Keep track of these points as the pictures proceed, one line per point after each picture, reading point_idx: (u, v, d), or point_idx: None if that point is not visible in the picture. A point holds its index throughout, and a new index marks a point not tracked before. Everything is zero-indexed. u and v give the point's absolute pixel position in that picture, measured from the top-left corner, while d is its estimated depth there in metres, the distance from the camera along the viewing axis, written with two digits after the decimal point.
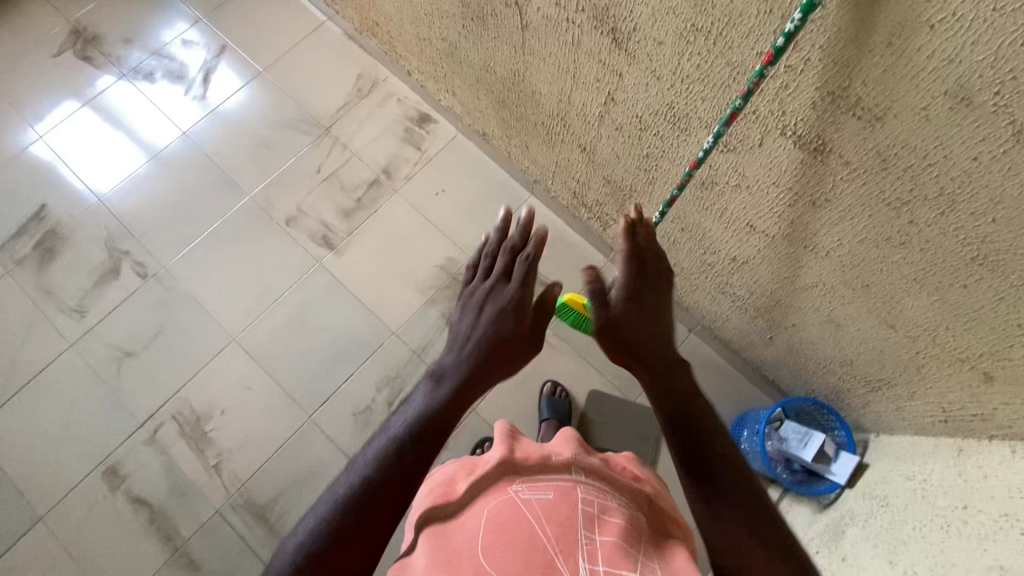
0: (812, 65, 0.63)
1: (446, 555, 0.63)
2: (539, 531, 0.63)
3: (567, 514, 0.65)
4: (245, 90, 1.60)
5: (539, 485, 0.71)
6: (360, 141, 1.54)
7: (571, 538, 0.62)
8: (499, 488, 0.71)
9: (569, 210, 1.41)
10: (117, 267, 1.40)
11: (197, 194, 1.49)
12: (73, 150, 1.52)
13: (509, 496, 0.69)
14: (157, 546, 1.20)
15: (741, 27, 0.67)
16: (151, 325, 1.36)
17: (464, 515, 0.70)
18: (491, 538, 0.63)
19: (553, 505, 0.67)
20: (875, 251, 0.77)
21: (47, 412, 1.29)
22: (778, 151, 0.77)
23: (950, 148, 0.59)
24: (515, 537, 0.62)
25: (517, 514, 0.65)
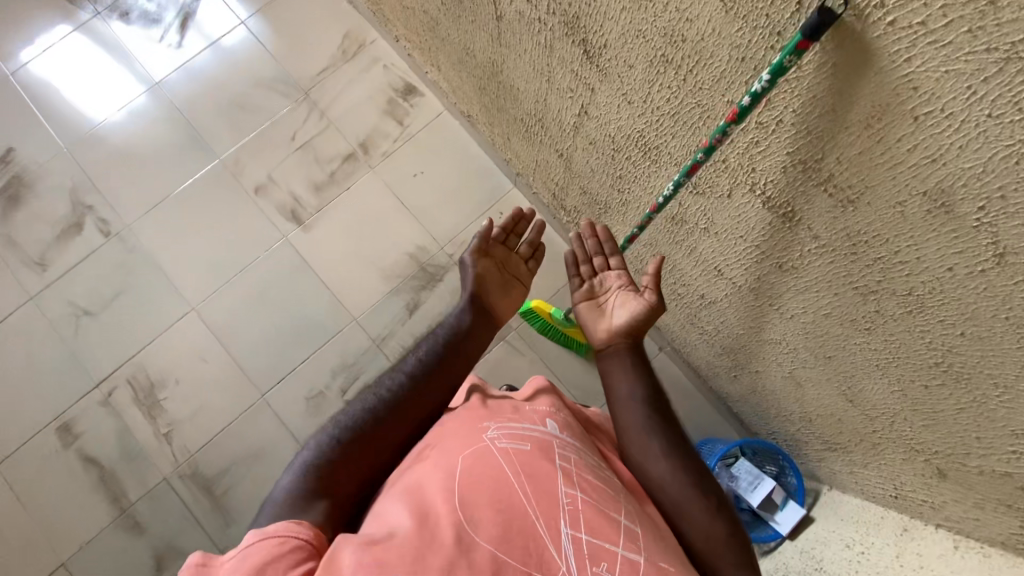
0: (784, 127, 0.55)
1: (415, 506, 0.57)
2: (519, 491, 0.59)
3: (547, 472, 0.62)
4: (223, 41, 1.49)
5: (516, 433, 0.65)
6: (339, 109, 1.45)
7: (551, 499, 0.59)
8: (471, 431, 0.65)
9: (549, 209, 1.33)
10: (81, 222, 1.38)
11: (167, 152, 1.42)
12: (40, 91, 1.45)
13: (485, 445, 0.63)
14: (104, 505, 1.24)
15: (711, 68, 0.57)
16: (112, 285, 1.35)
17: (431, 458, 0.63)
18: (469, 493, 0.58)
19: (533, 461, 0.62)
20: (838, 329, 0.70)
21: (5, 364, 1.30)
22: (747, 207, 0.68)
23: (925, 251, 0.51)
24: (495, 496, 0.58)
25: (495, 469, 0.61)
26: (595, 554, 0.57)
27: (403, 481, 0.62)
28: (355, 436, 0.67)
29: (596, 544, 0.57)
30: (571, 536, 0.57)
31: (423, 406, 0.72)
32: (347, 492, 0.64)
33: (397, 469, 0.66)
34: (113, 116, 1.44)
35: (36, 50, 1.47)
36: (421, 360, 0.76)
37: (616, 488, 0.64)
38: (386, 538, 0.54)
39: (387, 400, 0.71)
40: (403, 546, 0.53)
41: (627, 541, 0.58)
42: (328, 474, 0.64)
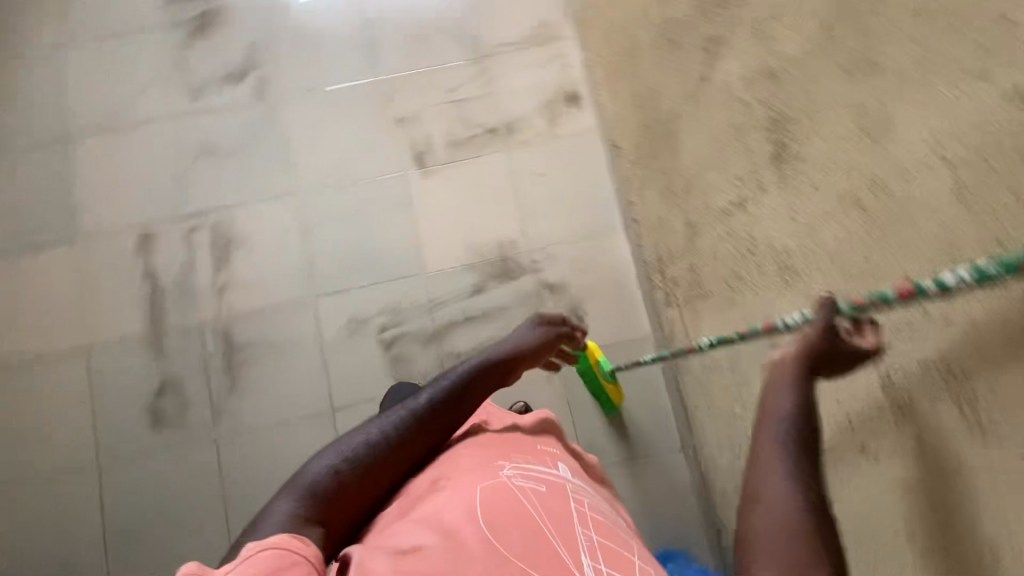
0: (944, 323, 0.65)
1: (440, 525, 0.66)
2: (539, 522, 0.67)
3: (562, 512, 0.69)
4: None
5: (531, 474, 0.74)
6: (505, 85, 1.49)
7: (567, 531, 0.67)
8: (490, 466, 0.74)
9: (646, 267, 1.31)
10: (244, 73, 1.48)
11: (343, 48, 1.50)
12: None
13: (504, 479, 0.72)
14: (145, 318, 1.35)
15: (905, 233, 0.64)
16: (242, 139, 1.45)
17: (449, 485, 0.71)
18: (489, 513, 0.67)
19: (548, 501, 0.71)
20: (921, 540, 0.69)
21: (130, 162, 1.43)
22: (874, 375, 0.74)
23: (982, 489, 0.62)
24: (515, 517, 0.67)
25: (516, 501, 0.69)
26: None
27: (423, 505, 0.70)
28: (350, 470, 0.73)
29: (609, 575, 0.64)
30: (592, 565, 0.63)
31: (422, 445, 0.79)
32: (342, 520, 0.72)
33: (394, 505, 0.73)
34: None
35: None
36: (429, 400, 0.81)
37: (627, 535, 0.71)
38: (412, 556, 0.63)
39: (391, 437, 0.77)
40: (431, 566, 0.61)
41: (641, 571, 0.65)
42: (327, 502, 0.70)
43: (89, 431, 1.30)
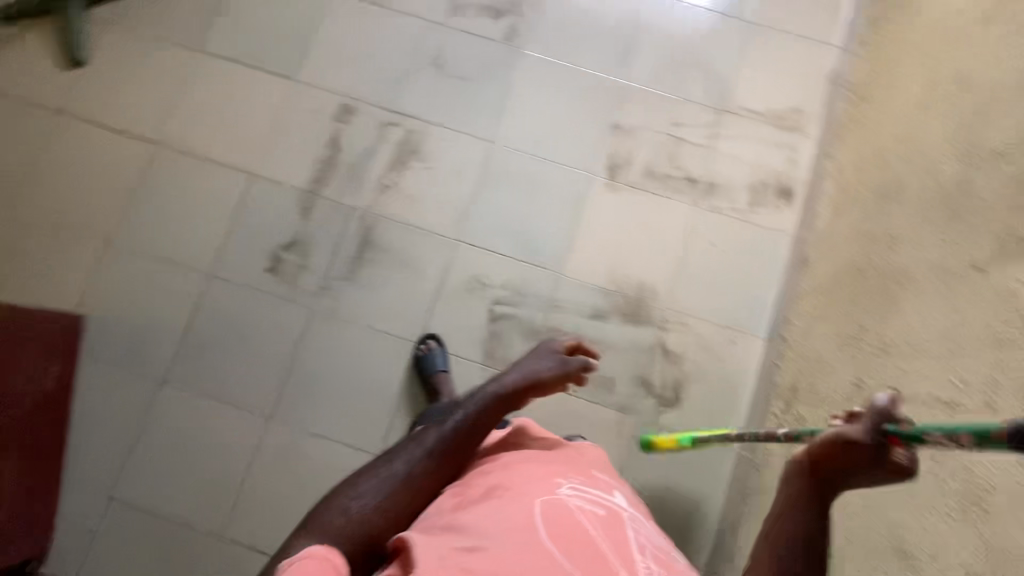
0: None
1: (498, 523, 0.73)
2: (593, 536, 0.72)
3: (613, 531, 0.74)
4: (718, 18, 1.53)
5: (588, 495, 0.80)
6: (728, 148, 1.44)
7: (626, 556, 0.71)
8: (549, 483, 0.80)
9: (769, 388, 1.26)
10: (504, 13, 1.50)
11: (600, 38, 1.50)
12: None
13: (562, 495, 0.78)
14: (310, 176, 1.41)
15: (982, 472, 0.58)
16: (470, 71, 1.48)
17: (505, 491, 0.79)
18: (550, 529, 0.72)
19: (604, 520, 0.76)
20: None
21: (370, 38, 1.49)
22: None
23: None
24: (575, 536, 0.71)
25: (571, 516, 0.74)
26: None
27: (484, 502, 0.78)
28: (383, 485, 0.85)
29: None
30: None
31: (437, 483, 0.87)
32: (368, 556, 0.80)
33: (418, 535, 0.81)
34: None
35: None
36: (436, 443, 0.89)
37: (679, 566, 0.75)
38: (469, 545, 0.71)
39: (402, 479, 0.86)
40: (489, 558, 0.68)
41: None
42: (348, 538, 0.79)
43: (215, 246, 1.38)
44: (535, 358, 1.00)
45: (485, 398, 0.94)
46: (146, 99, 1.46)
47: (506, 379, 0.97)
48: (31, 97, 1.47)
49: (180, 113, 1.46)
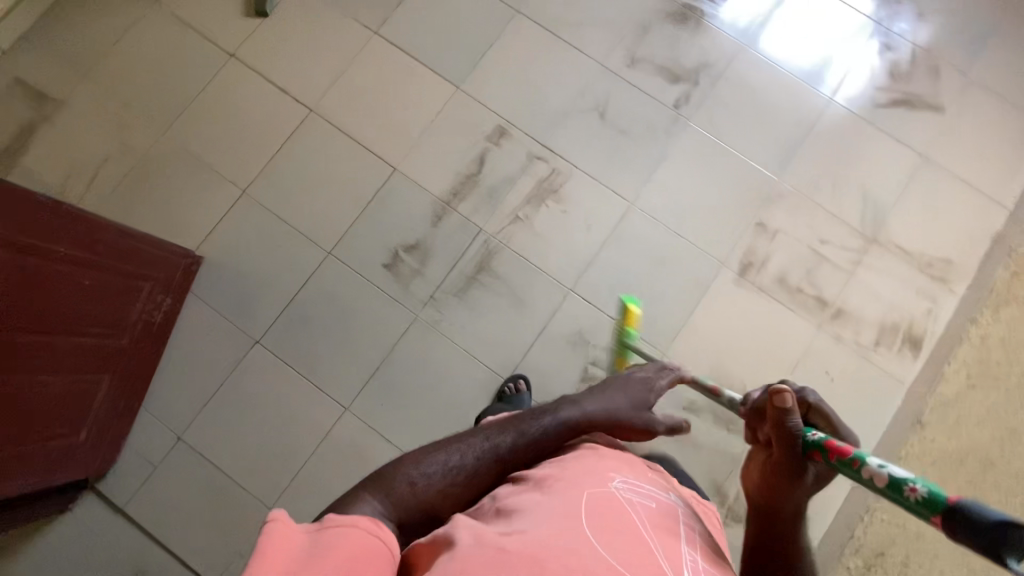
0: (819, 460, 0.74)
1: (548, 512, 0.61)
2: (646, 531, 0.62)
3: (669, 533, 0.64)
4: (896, 145, 1.45)
5: (640, 490, 0.70)
6: (869, 280, 1.38)
7: (678, 553, 0.61)
8: (600, 476, 0.69)
9: (846, 541, 1.22)
10: (679, 80, 1.47)
11: (766, 132, 1.47)
12: None
13: (613, 487, 0.67)
14: (448, 188, 1.42)
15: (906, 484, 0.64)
16: (630, 128, 1.46)
17: (551, 478, 0.68)
18: (600, 516, 0.61)
19: (656, 516, 0.66)
20: None
21: (541, 66, 1.48)
22: None
23: None
24: (626, 527, 0.61)
25: (622, 509, 0.64)
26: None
27: (532, 491, 0.67)
28: (447, 473, 0.72)
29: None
30: None
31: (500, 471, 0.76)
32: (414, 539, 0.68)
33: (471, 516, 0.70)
34: (735, 35, 1.51)
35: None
36: (511, 435, 0.78)
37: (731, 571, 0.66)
38: (516, 530, 0.58)
39: (469, 463, 0.74)
40: (535, 543, 0.55)
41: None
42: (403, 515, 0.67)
43: (340, 227, 1.40)
44: (616, 385, 0.91)
45: (564, 412, 0.82)
46: (313, 65, 1.48)
47: (589, 402, 0.86)
48: (209, 33, 1.50)
49: (341, 88, 1.47)
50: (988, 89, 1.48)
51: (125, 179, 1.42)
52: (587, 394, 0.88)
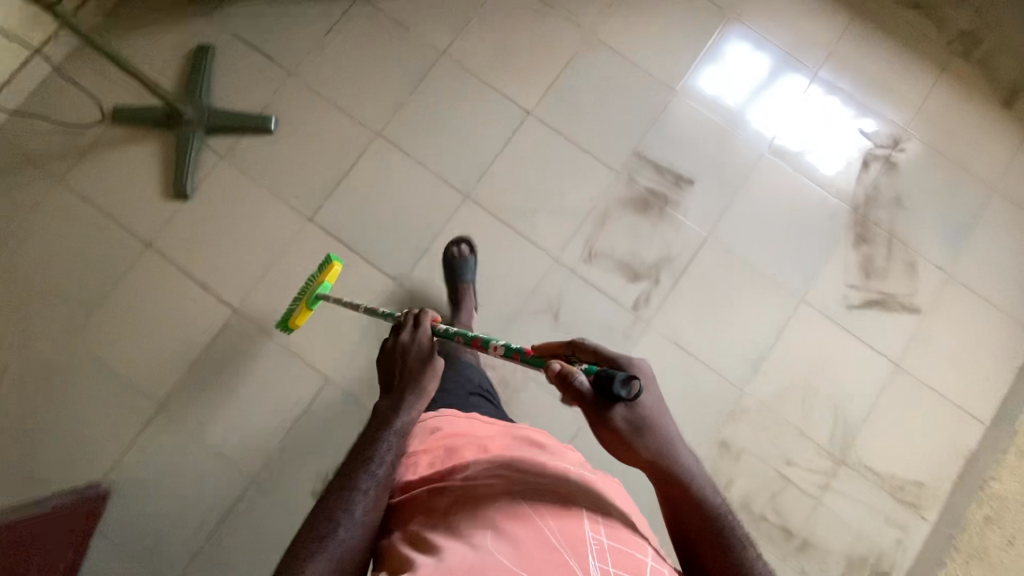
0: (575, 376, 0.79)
1: (430, 553, 0.59)
2: (539, 533, 0.60)
3: (571, 524, 0.61)
4: (869, 352, 1.36)
5: (540, 484, 0.66)
6: (837, 505, 1.29)
7: (578, 536, 0.60)
8: (493, 493, 0.65)
9: None
10: (641, 278, 1.36)
11: (735, 335, 1.35)
12: (730, 159, 1.43)
13: (507, 496, 0.64)
14: None
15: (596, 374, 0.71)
16: (586, 331, 1.34)
17: (442, 524, 0.63)
18: (497, 541, 0.59)
19: (557, 515, 0.62)
20: None
21: (491, 261, 1.36)
22: None
23: None
24: (525, 535, 0.60)
25: (515, 520, 0.61)
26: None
27: (421, 539, 0.62)
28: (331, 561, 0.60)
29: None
30: (598, 567, 0.57)
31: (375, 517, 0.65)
32: None
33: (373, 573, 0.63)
34: (699, 218, 1.40)
35: (804, 111, 1.46)
36: (361, 485, 0.65)
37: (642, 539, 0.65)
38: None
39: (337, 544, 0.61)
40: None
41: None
42: None
43: (267, 443, 1.27)
44: (407, 362, 0.80)
45: (388, 433, 0.71)
46: (239, 255, 1.34)
47: (411, 403, 0.75)
48: (122, 216, 1.35)
49: (270, 283, 1.34)
50: (966, 287, 1.40)
51: (24, 394, 1.27)
52: (397, 393, 0.76)
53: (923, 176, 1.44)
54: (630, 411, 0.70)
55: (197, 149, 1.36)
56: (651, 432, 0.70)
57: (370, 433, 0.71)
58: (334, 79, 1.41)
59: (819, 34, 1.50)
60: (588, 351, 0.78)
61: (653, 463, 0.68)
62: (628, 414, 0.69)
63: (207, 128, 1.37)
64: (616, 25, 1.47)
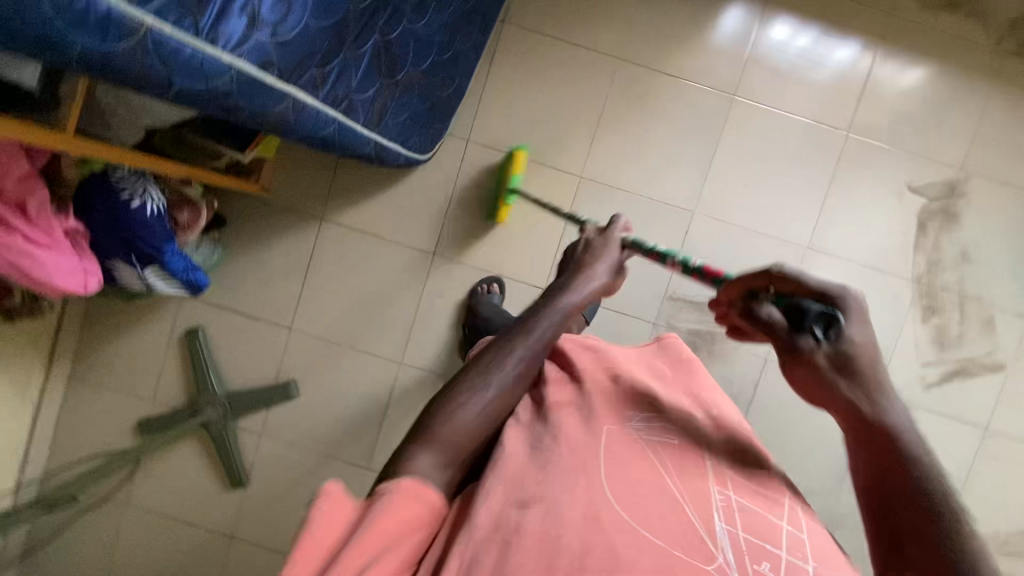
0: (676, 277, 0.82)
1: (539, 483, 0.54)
2: (663, 475, 0.57)
3: (696, 473, 0.58)
4: (957, 425, 1.31)
5: (661, 428, 0.63)
6: None
7: (699, 488, 0.57)
8: (617, 414, 0.64)
9: None
10: None
11: (820, 452, 1.31)
12: (773, 265, 1.29)
13: (629, 432, 0.62)
14: None
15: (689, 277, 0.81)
16: None
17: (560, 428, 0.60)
18: (616, 478, 0.56)
19: (681, 458, 0.60)
20: None
21: None
22: None
23: None
24: (647, 485, 0.56)
25: (638, 451, 0.59)
26: (757, 553, 0.51)
27: (539, 441, 0.60)
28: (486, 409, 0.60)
29: (755, 544, 0.52)
30: (726, 530, 0.53)
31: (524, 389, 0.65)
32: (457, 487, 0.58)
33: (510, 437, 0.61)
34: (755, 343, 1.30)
35: (841, 183, 1.28)
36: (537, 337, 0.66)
37: (780, 492, 0.60)
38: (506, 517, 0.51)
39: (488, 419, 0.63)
40: (536, 525, 0.50)
41: (793, 549, 0.53)
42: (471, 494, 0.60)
43: None
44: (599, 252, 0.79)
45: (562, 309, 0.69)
46: None
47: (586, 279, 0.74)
48: (198, 520, 1.38)
49: None
50: None
51: None
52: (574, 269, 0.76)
53: (988, 216, 1.27)
54: (832, 345, 0.58)
55: (234, 436, 1.34)
56: (861, 377, 0.56)
57: (557, 294, 0.71)
58: (336, 319, 1.33)
59: (839, 82, 1.26)
60: (784, 280, 0.62)
61: (852, 407, 0.56)
62: (827, 350, 0.58)
63: (234, 416, 1.33)
64: (606, 157, 1.29)
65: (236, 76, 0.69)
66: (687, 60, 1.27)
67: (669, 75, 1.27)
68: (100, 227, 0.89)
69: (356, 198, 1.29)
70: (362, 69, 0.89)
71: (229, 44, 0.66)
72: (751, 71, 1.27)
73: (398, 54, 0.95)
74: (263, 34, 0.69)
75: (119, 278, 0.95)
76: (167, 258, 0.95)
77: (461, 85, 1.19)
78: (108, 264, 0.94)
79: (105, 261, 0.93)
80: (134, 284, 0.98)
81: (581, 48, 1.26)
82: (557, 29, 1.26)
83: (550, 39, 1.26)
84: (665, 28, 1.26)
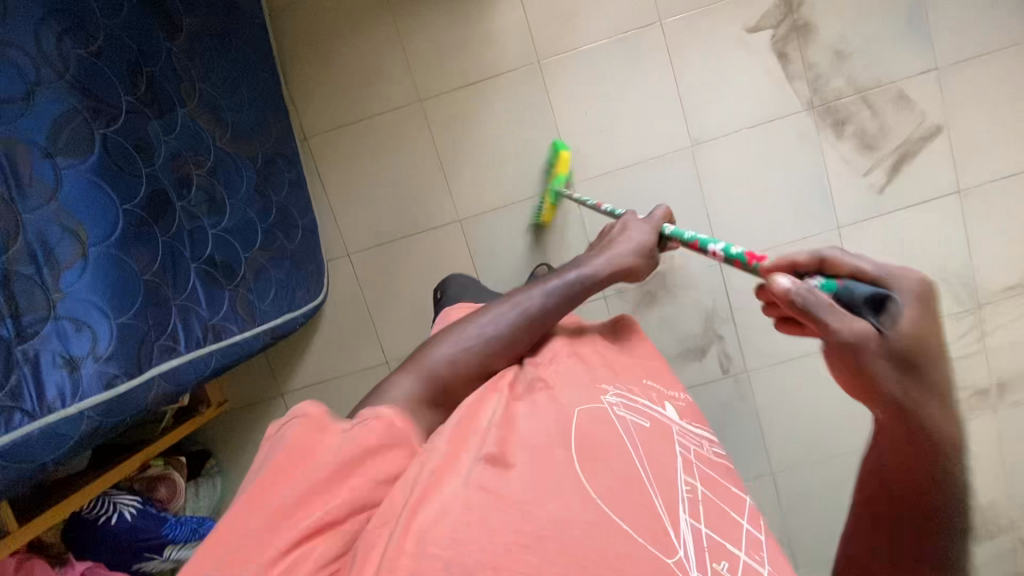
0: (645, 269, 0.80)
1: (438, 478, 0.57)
2: (636, 460, 0.57)
3: (664, 461, 0.59)
4: (928, 206, 1.25)
5: (635, 407, 0.64)
6: (1001, 339, 1.30)
7: (670, 482, 0.57)
8: (587, 391, 0.63)
9: None
10: (706, 348, 1.31)
11: None
12: (673, 181, 1.26)
13: (605, 409, 0.61)
14: None
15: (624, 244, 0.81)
16: (711, 419, 1.34)
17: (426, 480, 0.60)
18: (598, 460, 0.55)
19: (655, 442, 0.61)
20: None
21: None
22: None
23: None
24: (621, 469, 0.55)
25: (616, 434, 0.59)
26: (716, 550, 0.53)
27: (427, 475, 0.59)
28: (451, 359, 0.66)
29: (715, 541, 0.54)
30: (690, 524, 0.54)
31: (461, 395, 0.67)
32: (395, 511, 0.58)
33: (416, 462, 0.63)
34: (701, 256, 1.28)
35: (687, 69, 1.22)
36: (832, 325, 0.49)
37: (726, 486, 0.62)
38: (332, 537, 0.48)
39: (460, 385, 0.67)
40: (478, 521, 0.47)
41: (750, 549, 0.56)
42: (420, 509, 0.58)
43: None
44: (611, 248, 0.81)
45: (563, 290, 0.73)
46: None
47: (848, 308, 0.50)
48: None
49: None
50: (961, 62, 1.21)
51: None
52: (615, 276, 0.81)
53: (837, 5, 1.19)
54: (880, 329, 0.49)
55: None
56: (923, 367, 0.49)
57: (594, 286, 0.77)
58: None
59: None
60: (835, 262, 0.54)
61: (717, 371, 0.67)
62: (876, 336, 0.48)
63: None
64: (467, 187, 1.27)
65: (92, 413, 0.74)
66: (479, 58, 1.22)
67: (472, 83, 1.23)
68: (105, 551, 0.98)
69: (298, 359, 1.34)
70: (202, 298, 0.93)
71: (66, 399, 0.71)
72: (538, 25, 1.21)
73: (225, 257, 0.99)
74: (89, 366, 0.74)
75: (149, 569, 1.04)
76: (170, 533, 1.02)
77: (305, 220, 1.20)
78: (134, 567, 1.02)
79: (130, 567, 1.02)
80: (164, 565, 1.06)
81: (384, 112, 1.23)
82: (351, 111, 1.23)
83: (352, 123, 1.24)
84: (441, 44, 1.21)
